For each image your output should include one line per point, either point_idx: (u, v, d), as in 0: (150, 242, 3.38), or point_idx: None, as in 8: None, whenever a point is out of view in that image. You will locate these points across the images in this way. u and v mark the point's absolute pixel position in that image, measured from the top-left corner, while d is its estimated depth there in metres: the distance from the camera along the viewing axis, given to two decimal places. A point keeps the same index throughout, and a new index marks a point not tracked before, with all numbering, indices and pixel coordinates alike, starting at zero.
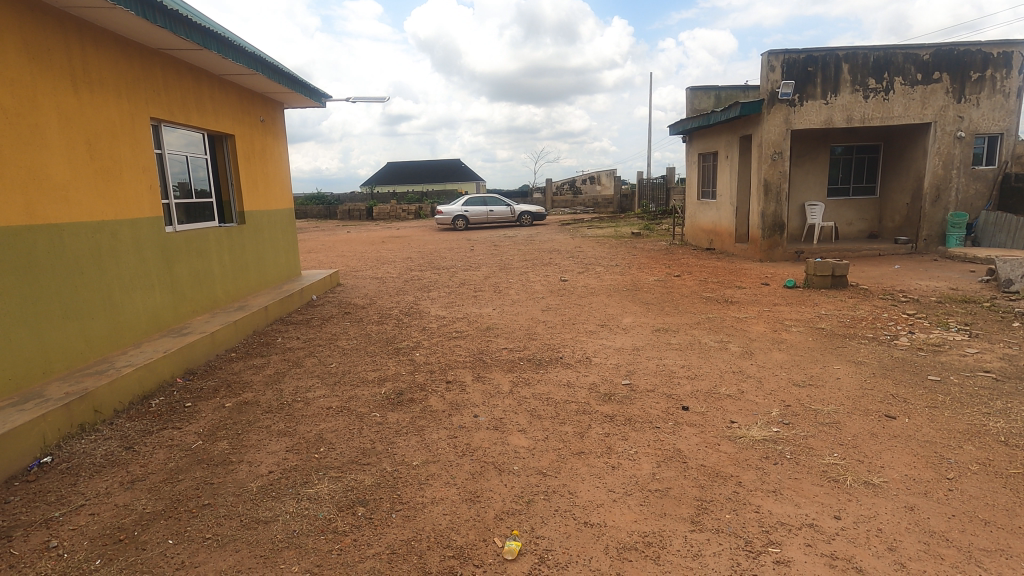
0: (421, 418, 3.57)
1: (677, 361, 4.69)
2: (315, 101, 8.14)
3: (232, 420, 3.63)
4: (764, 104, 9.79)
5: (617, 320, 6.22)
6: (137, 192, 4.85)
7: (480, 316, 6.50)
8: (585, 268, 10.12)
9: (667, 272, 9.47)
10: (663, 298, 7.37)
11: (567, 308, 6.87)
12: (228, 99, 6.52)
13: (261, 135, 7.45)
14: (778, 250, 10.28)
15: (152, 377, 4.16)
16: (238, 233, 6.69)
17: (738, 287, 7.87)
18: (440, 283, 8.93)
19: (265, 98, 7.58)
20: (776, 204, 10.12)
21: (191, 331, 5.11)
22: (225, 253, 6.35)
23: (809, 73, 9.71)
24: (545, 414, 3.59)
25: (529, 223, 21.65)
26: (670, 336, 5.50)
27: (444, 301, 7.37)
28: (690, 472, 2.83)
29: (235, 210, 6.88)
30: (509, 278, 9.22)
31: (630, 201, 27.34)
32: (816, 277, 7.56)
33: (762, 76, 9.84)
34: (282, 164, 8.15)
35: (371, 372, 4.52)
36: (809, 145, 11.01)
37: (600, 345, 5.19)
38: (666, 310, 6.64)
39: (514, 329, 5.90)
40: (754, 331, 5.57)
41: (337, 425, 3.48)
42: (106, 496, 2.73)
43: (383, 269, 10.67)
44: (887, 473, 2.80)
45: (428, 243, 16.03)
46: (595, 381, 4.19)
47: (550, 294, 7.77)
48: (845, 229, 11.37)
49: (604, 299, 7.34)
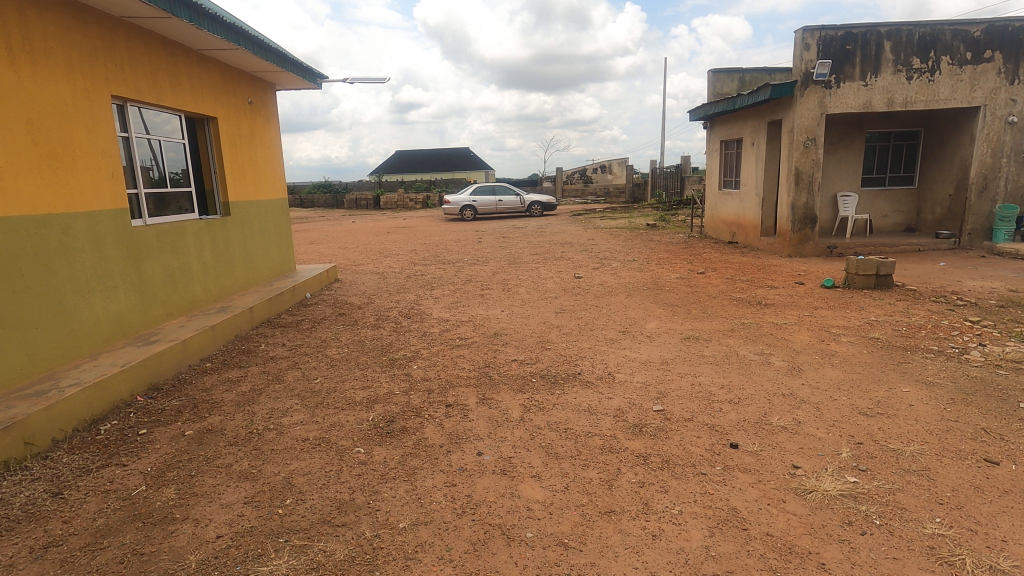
0: (414, 456, 2.96)
1: (715, 380, 4.02)
2: (309, 81, 7.50)
3: (187, 455, 3.03)
4: (797, 85, 9.01)
5: (641, 326, 5.55)
6: (95, 181, 4.23)
7: (487, 319, 5.87)
8: (600, 263, 9.44)
9: (689, 268, 8.77)
10: (689, 299, 6.68)
11: (584, 310, 6.22)
12: (209, 78, 5.89)
13: (249, 118, 6.81)
14: (809, 244, 9.54)
15: (105, 396, 3.58)
16: (222, 225, 6.09)
17: (770, 287, 7.17)
18: (445, 279, 8.29)
19: (254, 78, 6.95)
20: (807, 195, 9.37)
21: (160, 339, 4.51)
22: (205, 248, 5.73)
23: (848, 52, 8.90)
24: (563, 453, 2.95)
25: (540, 213, 20.92)
26: (702, 346, 4.84)
27: (448, 301, 6.74)
28: (755, 546, 2.19)
29: (219, 201, 6.26)
30: (519, 274, 8.57)
31: (643, 190, 26.53)
32: (859, 276, 6.84)
33: (795, 55, 9.04)
34: (274, 151, 7.52)
35: (359, 391, 3.90)
36: (844, 130, 10.19)
37: (624, 358, 4.54)
38: (694, 314, 5.96)
39: (525, 335, 5.26)
40: (799, 342, 4.88)
41: (311, 466, 2.86)
42: (6, 570, 2.14)
43: (384, 263, 10.05)
44: (1015, 551, 2.14)
45: (435, 234, 15.40)
46: (622, 407, 3.55)
47: (563, 293, 7.12)
48: (880, 222, 10.57)
49: (624, 300, 6.67)
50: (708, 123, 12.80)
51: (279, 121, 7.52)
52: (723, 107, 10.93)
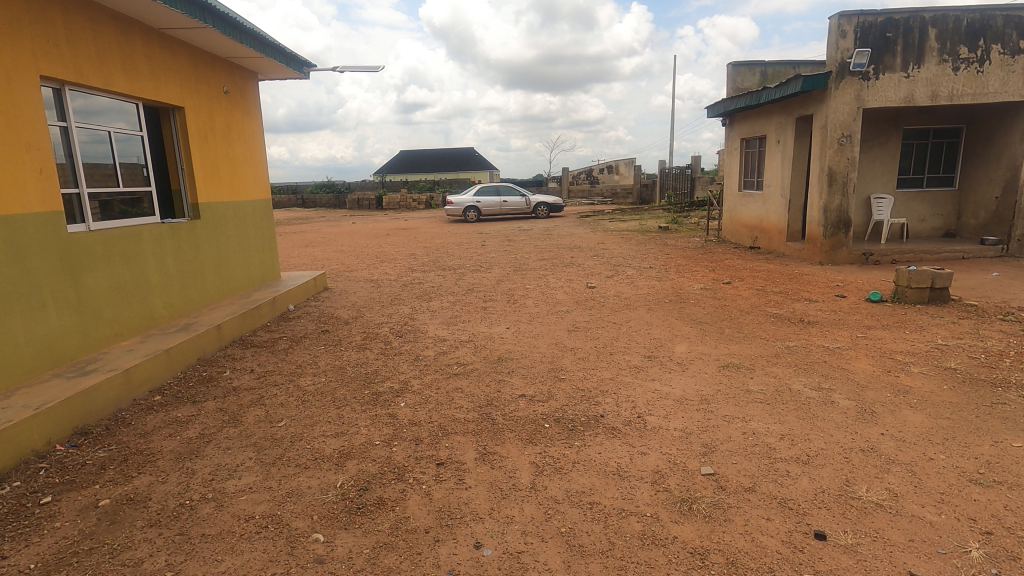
0: (389, 549, 2.20)
1: (772, 427, 3.24)
2: (295, 68, 6.79)
3: (90, 543, 2.28)
4: (832, 77, 8.22)
5: (668, 349, 4.77)
6: (15, 174, 3.50)
7: (490, 339, 5.11)
8: (614, 271, 8.67)
9: (713, 277, 8.00)
10: (719, 315, 5.90)
11: (600, 328, 5.45)
12: (173, 62, 5.16)
13: (225, 109, 6.08)
14: (843, 251, 8.74)
15: (8, 449, 2.84)
16: (190, 230, 5.34)
17: (808, 301, 6.38)
18: (444, 289, 7.53)
19: (231, 65, 6.23)
20: (841, 197, 8.58)
21: (99, 367, 3.77)
22: (167, 257, 4.98)
23: (888, 40, 8.11)
24: (591, 547, 2.19)
25: (546, 215, 20.16)
26: (746, 379, 4.06)
27: (446, 316, 5.98)
28: None
29: (188, 202, 5.53)
30: (525, 283, 7.81)
31: (651, 192, 25.77)
32: (911, 289, 6.05)
33: (830, 44, 8.26)
34: (255, 146, 6.78)
35: (330, 440, 3.14)
36: (880, 127, 9.37)
37: (655, 396, 3.76)
38: (729, 335, 5.18)
39: (534, 361, 4.50)
40: (861, 373, 4.10)
41: (248, 566, 2.10)
42: None
43: (380, 270, 9.30)
44: None
45: (437, 237, 14.70)
46: (661, 468, 2.78)
47: (576, 306, 6.36)
48: (917, 226, 9.75)
49: (645, 315, 5.91)
50: (728, 120, 12.01)
51: (260, 114, 6.80)
52: (747, 101, 10.16)
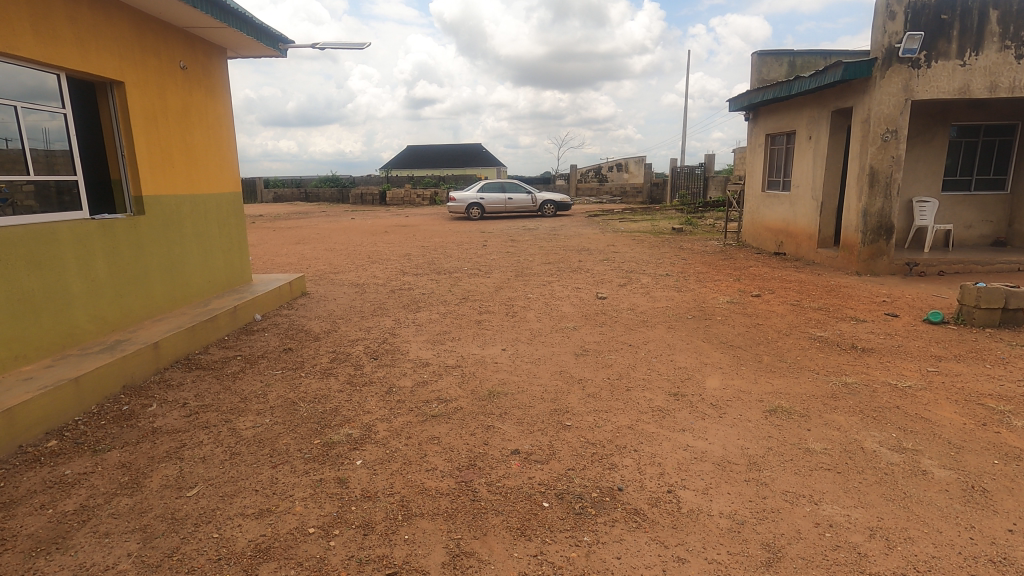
0: None
1: (855, 517, 2.36)
2: (268, 43, 5.94)
3: None
4: (878, 65, 7.30)
5: (697, 384, 3.89)
6: None
7: (482, 365, 4.26)
8: (627, 278, 7.78)
9: (739, 288, 7.10)
10: (753, 337, 5.01)
11: (613, 352, 4.59)
12: (108, 27, 4.31)
13: (181, 87, 5.24)
14: (883, 260, 7.82)
15: None
16: (129, 228, 4.49)
17: (855, 321, 5.49)
18: (436, 297, 6.68)
19: (190, 36, 5.38)
20: (883, 199, 7.65)
21: None
22: (97, 262, 4.15)
23: (943, 23, 7.17)
24: None
25: (553, 214, 19.28)
26: (803, 431, 3.17)
27: (433, 332, 5.13)
28: None
29: (130, 195, 4.70)
30: (528, 291, 6.96)
31: (662, 191, 24.86)
32: (979, 310, 5.13)
33: (876, 27, 7.33)
34: (221, 132, 5.95)
35: (249, 526, 2.29)
36: (926, 123, 8.41)
37: (688, 457, 2.88)
38: (769, 364, 4.30)
39: (533, 398, 3.64)
40: (950, 428, 3.20)
41: None
42: None
43: (368, 272, 8.46)
44: None
45: (437, 235, 13.84)
46: None
47: (584, 322, 5.51)
48: (963, 233, 8.79)
49: (665, 336, 5.04)
50: (752, 114, 11.07)
51: (227, 95, 5.96)
52: (777, 92, 9.25)
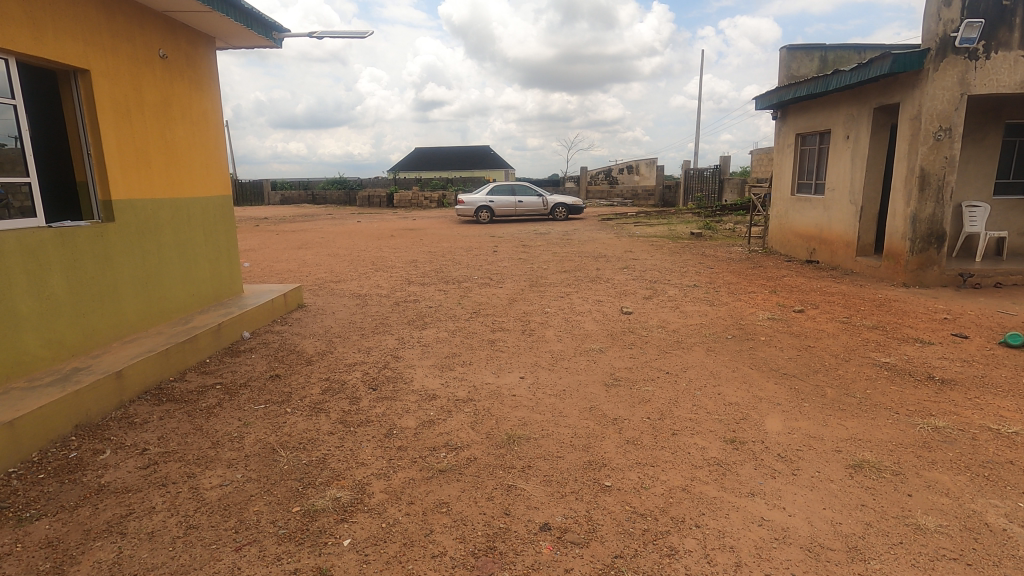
0: None
1: None
2: (259, 32, 5.35)
3: None
4: (931, 56, 6.64)
5: (756, 427, 3.26)
6: None
7: (498, 399, 3.64)
8: (653, 290, 7.13)
9: (778, 302, 6.43)
10: (808, 363, 4.35)
11: (649, 382, 3.96)
12: (70, 6, 3.74)
13: (160, 77, 4.66)
14: (933, 270, 7.13)
15: None
16: (94, 237, 3.92)
17: (920, 343, 4.82)
18: (444, 311, 6.07)
19: (171, 21, 4.81)
20: (935, 204, 6.96)
21: None
22: (54, 278, 3.59)
23: (1005, 10, 6.50)
24: None
25: (565, 217, 18.63)
26: (903, 499, 2.52)
27: (440, 356, 4.51)
28: None
29: (97, 199, 4.13)
30: (545, 304, 6.33)
31: (675, 194, 24.17)
32: None
33: (929, 15, 6.72)
34: (208, 129, 5.37)
35: None
36: (978, 121, 7.71)
37: (768, 539, 2.24)
38: (836, 399, 3.66)
39: (561, 446, 3.01)
40: None
41: None
42: None
43: (371, 281, 7.86)
44: None
45: (445, 240, 13.23)
46: None
47: (611, 342, 4.87)
48: (1017, 241, 8.08)
49: (706, 361, 4.39)
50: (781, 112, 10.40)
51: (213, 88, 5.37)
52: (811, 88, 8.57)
